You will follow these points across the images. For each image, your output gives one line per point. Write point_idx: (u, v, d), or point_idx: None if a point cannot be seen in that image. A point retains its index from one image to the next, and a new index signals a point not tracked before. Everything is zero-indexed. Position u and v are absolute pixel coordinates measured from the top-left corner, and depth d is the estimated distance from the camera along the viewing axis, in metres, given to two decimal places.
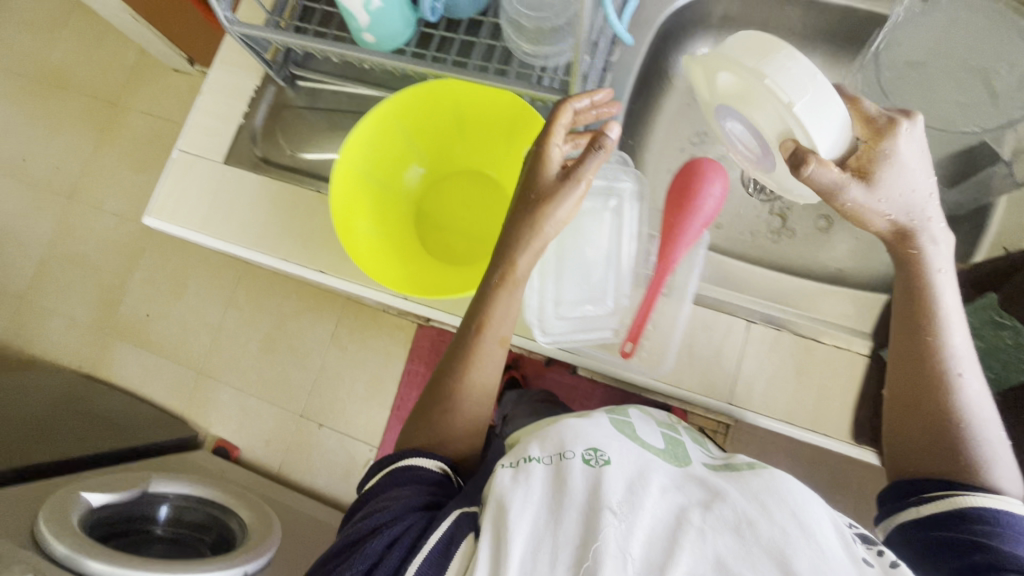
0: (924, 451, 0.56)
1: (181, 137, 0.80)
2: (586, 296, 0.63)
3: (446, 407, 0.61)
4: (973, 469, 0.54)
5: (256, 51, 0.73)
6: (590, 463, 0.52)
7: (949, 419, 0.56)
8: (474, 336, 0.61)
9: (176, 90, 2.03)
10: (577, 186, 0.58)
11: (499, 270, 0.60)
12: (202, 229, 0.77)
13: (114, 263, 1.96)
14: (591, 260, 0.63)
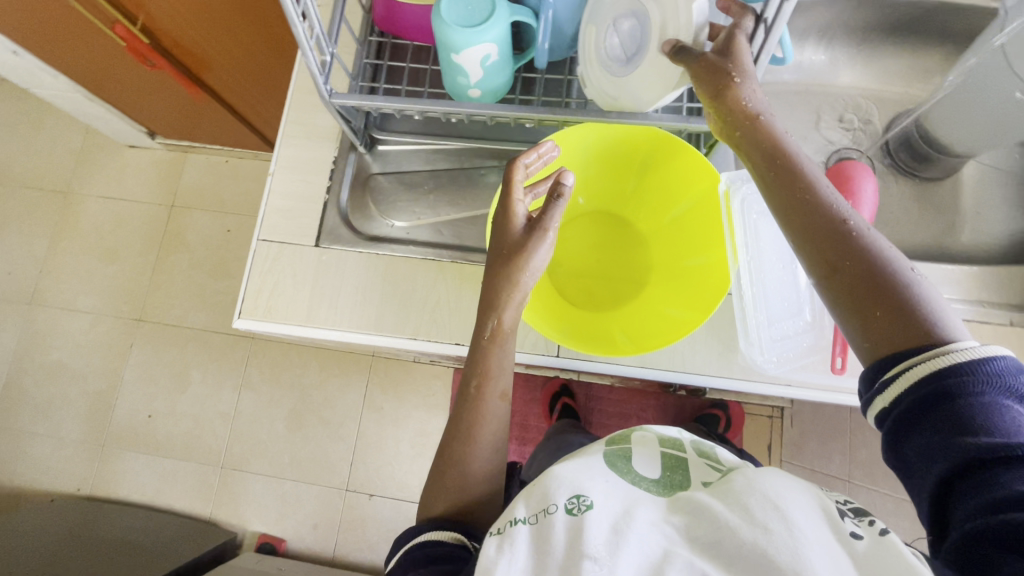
0: (861, 328, 0.40)
1: (260, 225, 0.72)
2: (777, 322, 0.61)
3: (457, 465, 0.57)
4: (926, 326, 0.38)
5: (348, 121, 0.67)
6: (574, 512, 0.46)
7: (869, 273, 0.40)
8: (474, 398, 0.58)
9: (138, 167, 1.87)
10: (544, 236, 0.58)
11: (488, 328, 0.58)
12: (306, 322, 0.69)
13: (100, 367, 1.77)
14: (777, 281, 0.61)
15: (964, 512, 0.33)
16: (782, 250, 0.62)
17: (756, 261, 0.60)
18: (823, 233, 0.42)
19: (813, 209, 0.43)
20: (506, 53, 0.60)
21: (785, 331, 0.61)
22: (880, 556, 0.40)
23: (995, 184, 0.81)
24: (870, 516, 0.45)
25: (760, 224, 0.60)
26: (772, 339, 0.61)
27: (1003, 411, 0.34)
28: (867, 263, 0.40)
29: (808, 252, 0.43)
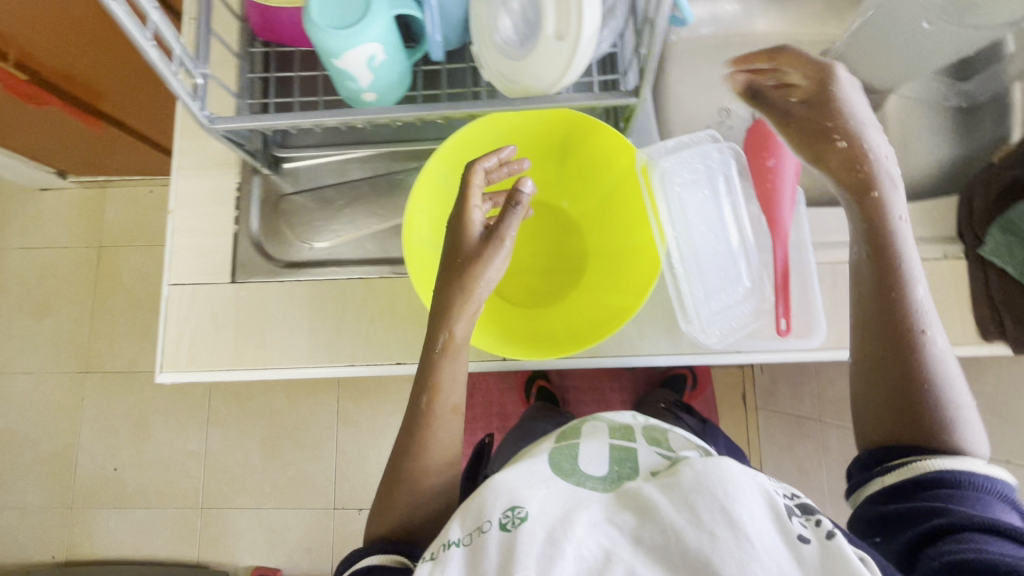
0: (885, 415, 0.49)
1: (168, 268, 0.66)
2: (717, 293, 0.60)
3: (406, 486, 0.53)
4: (945, 435, 0.47)
5: (240, 144, 0.61)
6: (508, 527, 0.44)
7: (912, 373, 0.49)
8: (424, 412, 0.55)
9: (55, 211, 1.74)
10: (501, 245, 0.54)
11: (434, 340, 0.55)
12: (234, 365, 0.64)
13: (54, 427, 1.68)
14: (711, 251, 0.60)
15: (935, 552, 0.42)
16: (713, 219, 0.61)
17: (688, 234, 0.59)
18: (898, 321, 0.50)
19: (898, 300, 0.50)
20: (395, 51, 0.56)
21: (726, 300, 0.60)
22: (828, 562, 0.39)
23: (921, 115, 0.74)
24: (816, 515, 0.43)
25: (685, 195, 0.59)
26: (711, 310, 0.59)
27: (993, 508, 0.43)
28: (917, 367, 0.49)
29: (879, 327, 0.51)
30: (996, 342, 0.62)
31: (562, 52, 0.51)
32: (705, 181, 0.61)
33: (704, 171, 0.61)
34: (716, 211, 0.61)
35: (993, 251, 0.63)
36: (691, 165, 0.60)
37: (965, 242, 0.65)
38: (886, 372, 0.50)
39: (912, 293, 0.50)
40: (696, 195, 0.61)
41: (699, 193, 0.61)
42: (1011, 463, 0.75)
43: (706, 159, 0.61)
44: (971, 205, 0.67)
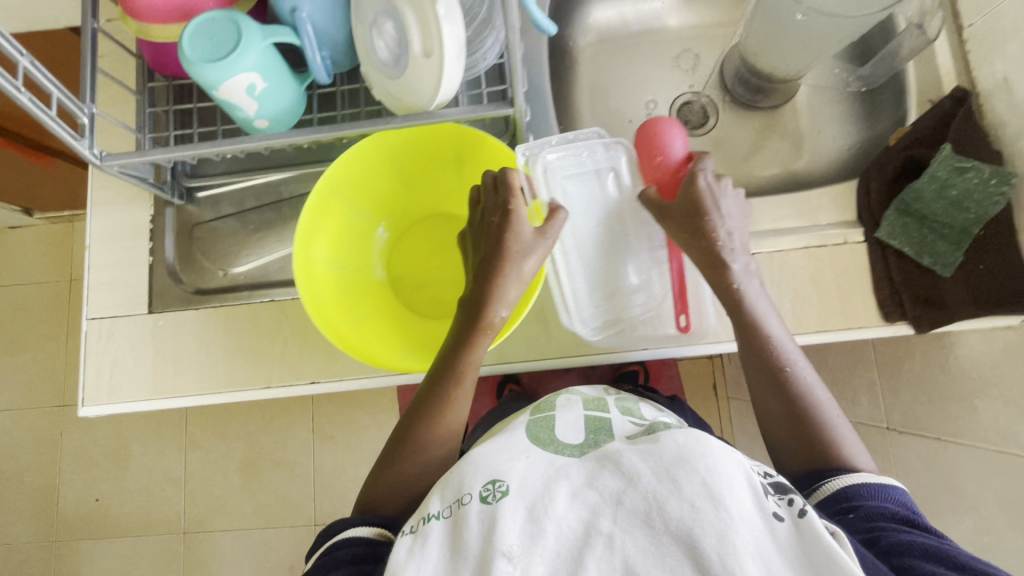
0: (791, 447, 0.54)
1: (87, 303, 0.68)
2: (603, 287, 0.64)
3: (406, 459, 0.55)
4: (834, 454, 0.52)
5: (142, 178, 0.63)
6: (489, 500, 0.45)
7: (793, 407, 0.54)
8: (451, 384, 0.56)
9: (23, 249, 1.75)
10: (542, 248, 0.56)
11: (477, 321, 0.55)
12: (156, 395, 0.66)
13: (34, 463, 1.69)
14: (596, 245, 0.64)
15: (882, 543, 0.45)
16: (600, 212, 0.64)
17: (577, 230, 0.64)
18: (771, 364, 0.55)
19: (763, 353, 0.55)
20: (278, 78, 0.57)
21: (616, 290, 0.64)
22: (801, 543, 0.39)
23: (825, 102, 0.80)
24: (790, 493, 0.43)
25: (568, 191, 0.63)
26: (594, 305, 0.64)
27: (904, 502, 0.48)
28: (796, 405, 0.54)
29: (764, 371, 0.55)
30: (897, 321, 0.63)
31: (431, 69, 0.51)
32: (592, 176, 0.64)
33: (592, 165, 0.63)
34: (605, 204, 0.64)
35: (888, 233, 0.63)
36: (574, 161, 0.63)
37: (865, 226, 0.66)
38: (768, 403, 0.56)
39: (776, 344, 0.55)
40: (581, 190, 0.64)
41: (586, 188, 0.64)
42: (942, 441, 0.75)
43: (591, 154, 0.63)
44: (869, 185, 0.67)
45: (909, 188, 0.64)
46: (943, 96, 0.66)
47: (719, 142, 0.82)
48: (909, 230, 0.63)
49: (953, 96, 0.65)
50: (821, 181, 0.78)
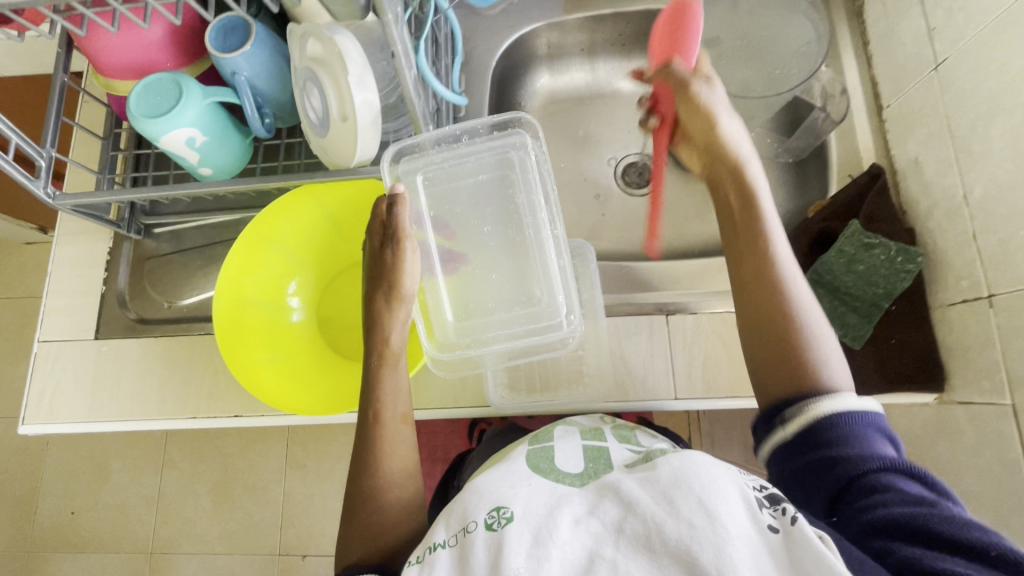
0: (771, 370, 0.49)
1: (40, 327, 0.72)
2: (478, 300, 0.63)
3: (373, 504, 0.52)
4: (812, 381, 0.48)
5: (96, 216, 0.68)
6: (494, 527, 0.42)
7: (780, 312, 0.50)
8: (372, 427, 0.54)
9: (36, 264, 1.84)
10: (406, 247, 0.56)
11: (373, 352, 0.56)
12: (90, 418, 0.69)
13: (19, 471, 1.74)
14: (484, 249, 0.64)
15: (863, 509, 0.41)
16: (492, 210, 0.64)
17: (459, 240, 0.64)
18: (767, 286, 0.51)
19: (759, 265, 0.51)
20: (218, 132, 0.62)
21: (499, 299, 0.63)
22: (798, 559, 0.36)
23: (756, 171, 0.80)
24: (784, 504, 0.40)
25: (449, 193, 0.64)
26: (458, 319, 0.63)
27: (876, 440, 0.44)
28: (783, 310, 0.50)
29: (760, 289, 0.51)
30: None
31: (348, 130, 0.56)
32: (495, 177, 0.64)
33: (479, 161, 0.64)
34: (500, 200, 0.64)
35: None
36: (461, 156, 0.64)
37: None
38: (752, 307, 0.51)
39: (777, 264, 0.51)
40: (465, 186, 0.64)
41: (471, 183, 0.64)
42: None
43: (479, 147, 0.63)
44: None
45: (821, 260, 0.65)
46: (862, 172, 0.68)
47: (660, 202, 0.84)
48: (820, 301, 0.65)
49: (868, 173, 0.66)
50: None
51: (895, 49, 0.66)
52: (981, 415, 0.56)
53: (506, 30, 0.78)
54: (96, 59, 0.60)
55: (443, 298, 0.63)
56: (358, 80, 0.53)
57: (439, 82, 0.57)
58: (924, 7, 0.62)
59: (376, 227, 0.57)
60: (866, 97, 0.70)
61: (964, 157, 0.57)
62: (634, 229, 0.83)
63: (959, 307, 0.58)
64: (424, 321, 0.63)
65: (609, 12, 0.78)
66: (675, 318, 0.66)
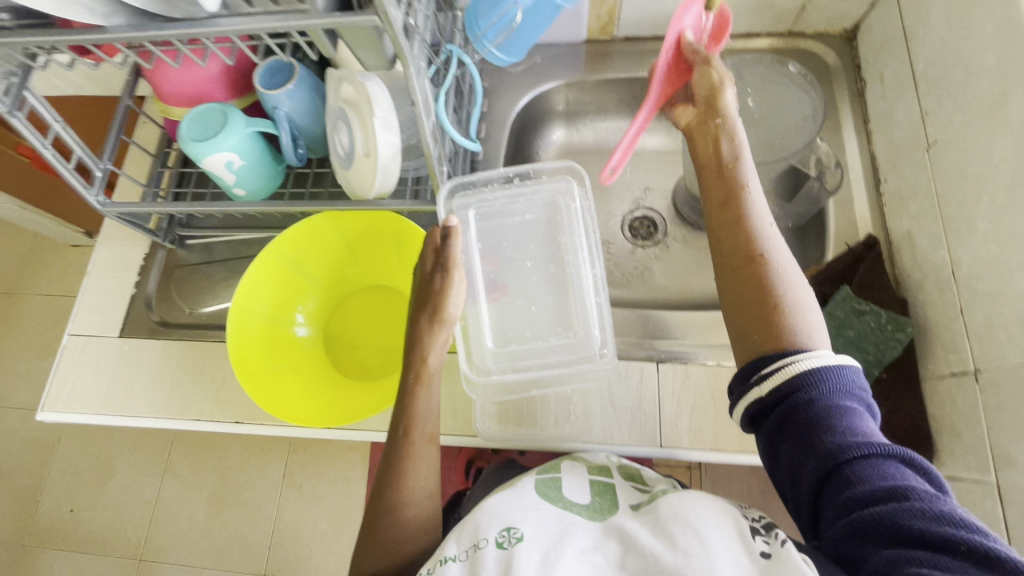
0: (742, 319, 0.48)
1: (71, 321, 0.78)
2: (519, 327, 0.68)
3: (392, 518, 0.53)
4: (788, 331, 0.46)
5: (136, 223, 0.75)
6: (504, 546, 0.43)
7: (751, 256, 0.49)
8: (402, 444, 0.55)
9: (78, 265, 1.96)
10: (457, 273, 0.59)
11: (411, 368, 0.58)
12: (102, 410, 0.73)
13: (28, 463, 1.79)
14: (526, 281, 0.70)
15: (841, 500, 0.39)
16: (537, 247, 0.70)
17: (502, 272, 0.70)
18: (742, 232, 0.50)
19: (734, 213, 0.51)
20: (255, 157, 0.68)
21: (537, 329, 0.68)
22: None
23: None
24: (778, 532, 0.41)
25: (496, 229, 0.70)
26: (498, 345, 0.67)
27: (857, 416, 0.42)
28: (755, 253, 0.49)
29: (735, 235, 0.51)
30: None
31: (369, 164, 0.61)
32: (543, 215, 0.70)
33: (528, 203, 0.70)
34: (544, 239, 0.70)
35: None
36: (512, 197, 0.71)
37: None
38: (729, 250, 0.51)
39: (754, 214, 0.51)
40: (513, 225, 0.71)
41: (518, 222, 0.71)
42: None
43: (528, 190, 0.70)
44: None
45: None
46: (859, 241, 0.70)
47: (663, 255, 0.87)
48: None
49: (863, 243, 0.68)
50: None
51: (893, 128, 0.69)
52: (967, 494, 0.56)
53: (526, 87, 0.84)
54: (159, 89, 0.68)
55: (484, 325, 0.68)
56: (381, 123, 0.59)
57: (456, 129, 0.62)
58: (917, 92, 0.65)
59: (430, 253, 0.61)
60: (864, 171, 0.73)
61: (953, 235, 0.59)
62: (636, 278, 0.86)
63: (948, 380, 0.58)
64: (466, 346, 0.67)
65: (624, 76, 0.84)
66: (665, 366, 0.68)
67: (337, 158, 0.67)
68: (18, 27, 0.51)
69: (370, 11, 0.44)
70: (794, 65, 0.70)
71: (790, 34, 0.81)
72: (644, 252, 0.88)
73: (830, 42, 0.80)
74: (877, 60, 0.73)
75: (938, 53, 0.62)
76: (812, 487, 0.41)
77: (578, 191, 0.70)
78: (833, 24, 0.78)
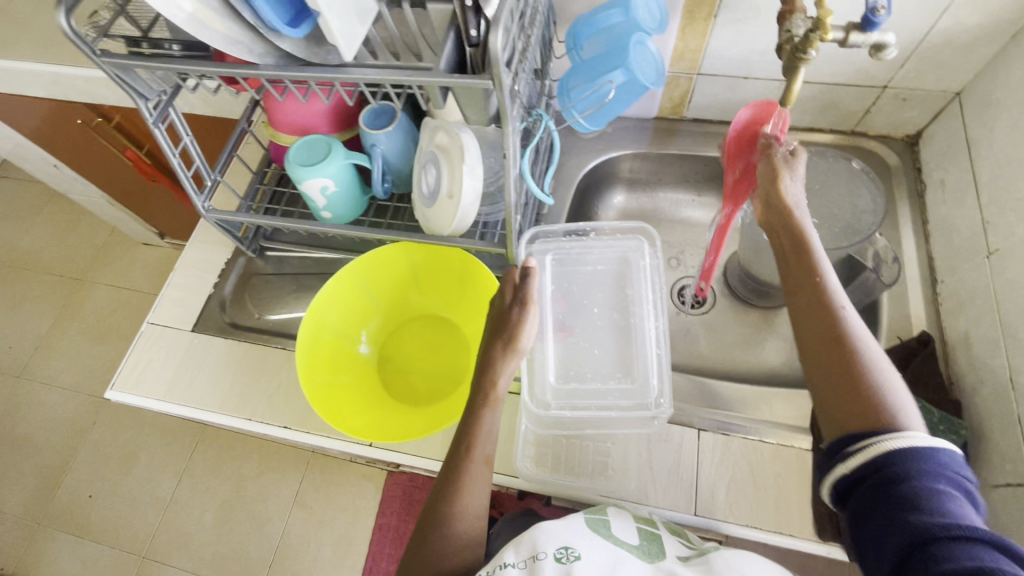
0: (827, 401, 0.50)
1: (153, 311, 0.85)
2: (581, 367, 0.71)
3: (442, 532, 0.55)
4: (876, 411, 0.47)
5: (229, 231, 0.82)
6: (562, 562, 0.48)
7: (835, 338, 0.51)
8: (462, 461, 0.58)
9: (145, 262, 2.10)
10: (531, 310, 0.63)
11: (481, 392, 0.61)
12: (165, 397, 0.78)
13: (59, 443, 1.85)
14: (590, 325, 0.74)
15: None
16: (605, 295, 0.75)
17: (571, 316, 0.75)
18: (822, 313, 0.52)
19: (813, 295, 0.54)
20: (347, 187, 0.75)
21: (597, 370, 0.70)
22: None
23: None
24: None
25: (569, 275, 0.76)
26: (560, 381, 0.70)
27: (951, 499, 0.41)
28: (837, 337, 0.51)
29: (813, 313, 0.53)
30: (833, 544, 0.61)
31: (451, 205, 0.67)
32: (613, 269, 0.76)
33: (600, 255, 0.76)
34: (612, 289, 0.75)
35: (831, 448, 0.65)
36: (586, 248, 0.77)
37: (815, 436, 0.67)
38: (811, 331, 0.53)
39: (832, 297, 0.53)
40: (585, 273, 0.76)
41: (590, 271, 0.76)
42: None
43: (602, 245, 0.76)
44: None
45: None
46: (912, 337, 0.70)
47: (710, 325, 0.89)
48: None
49: (918, 338, 0.68)
50: (799, 385, 0.81)
51: (953, 232, 0.71)
52: None
53: (595, 152, 0.91)
54: (274, 116, 0.76)
55: (549, 361, 0.71)
56: (469, 170, 0.65)
57: (536, 183, 0.67)
58: (979, 201, 0.68)
59: (509, 288, 0.65)
60: (921, 269, 0.74)
61: (1012, 342, 0.59)
62: (681, 344, 0.88)
63: (1002, 489, 0.57)
64: (529, 378, 0.70)
65: (689, 152, 0.90)
66: (706, 434, 0.69)
67: (419, 196, 0.73)
68: (182, 57, 0.60)
69: (486, 77, 0.50)
70: (858, 161, 0.73)
71: (852, 133, 0.85)
72: (691, 319, 0.90)
73: (892, 144, 0.84)
74: (939, 167, 0.77)
75: (1001, 167, 0.65)
76: (896, 564, 0.41)
77: (646, 252, 0.75)
78: (895, 128, 0.82)
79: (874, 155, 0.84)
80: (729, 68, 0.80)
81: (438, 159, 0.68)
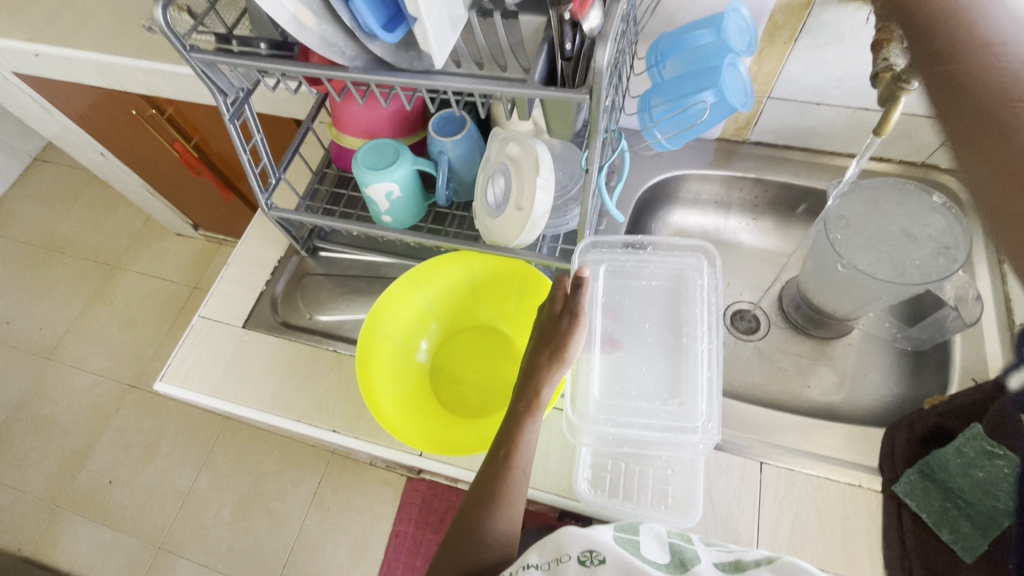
0: None
1: (205, 304, 0.85)
2: (627, 383, 0.68)
3: (476, 535, 0.54)
4: None
5: (287, 229, 0.82)
6: (587, 564, 0.46)
7: None
8: (501, 464, 0.57)
9: (179, 252, 2.12)
10: (583, 321, 0.61)
11: (524, 400, 0.59)
12: (212, 392, 0.78)
13: (83, 426, 1.86)
14: (641, 343, 0.71)
15: None
16: (656, 313, 0.73)
17: (621, 330, 0.73)
18: None
19: None
20: (411, 193, 0.75)
21: (643, 390, 0.67)
22: None
23: (870, 351, 0.83)
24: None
25: (622, 287, 0.74)
26: (605, 396, 0.67)
27: None
28: None
29: None
30: None
31: (520, 217, 0.65)
32: (670, 286, 0.74)
33: (655, 270, 0.74)
34: (666, 307, 0.73)
35: (902, 490, 0.62)
36: (641, 262, 0.75)
37: (884, 477, 0.65)
38: None
39: None
40: (637, 288, 0.74)
41: (644, 285, 0.74)
42: None
43: (657, 260, 0.75)
44: (893, 440, 0.66)
45: (936, 453, 0.61)
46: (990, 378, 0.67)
47: (766, 353, 0.86)
48: (930, 496, 0.60)
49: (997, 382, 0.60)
50: (859, 422, 0.78)
51: None
52: None
53: (655, 170, 0.90)
54: (340, 118, 0.76)
55: (595, 373, 0.69)
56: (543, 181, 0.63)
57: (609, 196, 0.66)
58: None
59: (559, 297, 0.63)
60: (997, 310, 0.72)
61: None
62: (734, 370, 0.86)
63: None
64: (574, 388, 0.68)
65: (752, 175, 0.88)
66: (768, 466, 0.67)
67: (483, 205, 0.72)
68: (268, 56, 0.60)
69: (581, 90, 0.49)
70: (939, 195, 0.71)
71: (924, 166, 0.83)
72: (745, 345, 0.88)
73: None
74: None
75: None
76: None
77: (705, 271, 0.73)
78: None
79: (947, 189, 0.82)
80: (804, 93, 0.78)
81: (512, 170, 0.67)
